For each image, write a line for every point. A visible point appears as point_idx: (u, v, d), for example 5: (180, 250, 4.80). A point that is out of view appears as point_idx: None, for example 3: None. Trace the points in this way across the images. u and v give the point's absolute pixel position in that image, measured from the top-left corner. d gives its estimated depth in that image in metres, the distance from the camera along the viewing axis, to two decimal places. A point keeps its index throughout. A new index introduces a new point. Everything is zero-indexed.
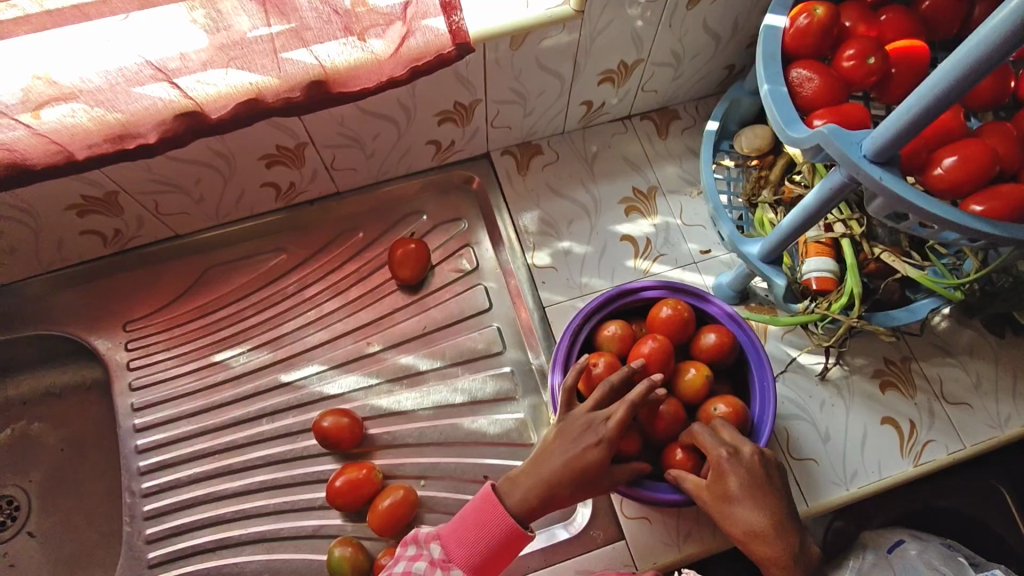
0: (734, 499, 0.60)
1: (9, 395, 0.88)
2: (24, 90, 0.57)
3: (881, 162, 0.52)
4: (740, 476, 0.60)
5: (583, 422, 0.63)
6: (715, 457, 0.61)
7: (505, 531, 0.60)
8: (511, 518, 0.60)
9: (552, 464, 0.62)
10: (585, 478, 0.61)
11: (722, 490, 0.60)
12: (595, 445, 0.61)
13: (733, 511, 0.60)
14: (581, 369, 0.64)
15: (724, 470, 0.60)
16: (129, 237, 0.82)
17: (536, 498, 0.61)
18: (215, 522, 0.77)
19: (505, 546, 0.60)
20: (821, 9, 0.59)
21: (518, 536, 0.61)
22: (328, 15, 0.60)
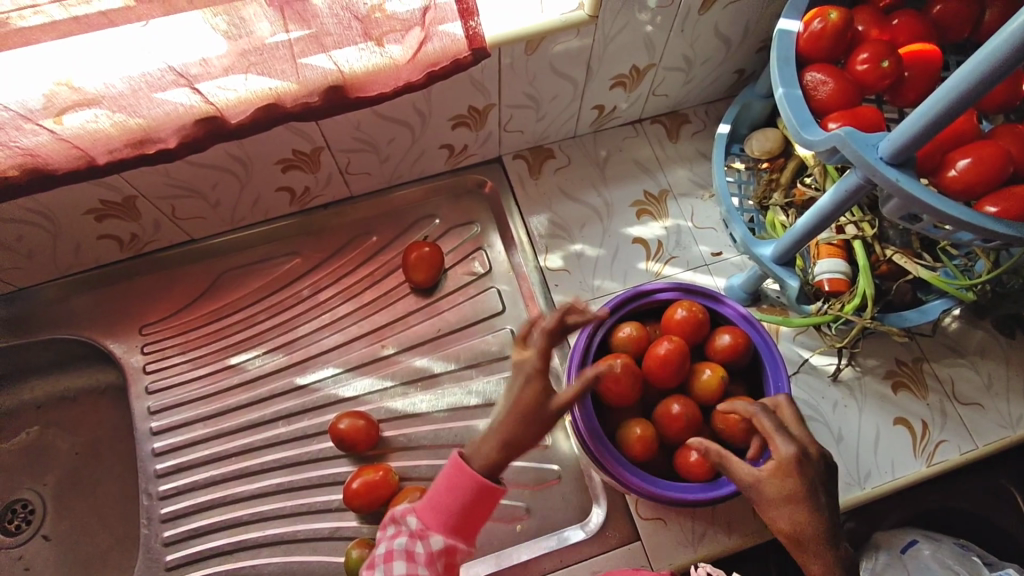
0: (792, 500, 0.53)
1: (24, 398, 0.88)
2: (47, 96, 0.57)
3: (897, 163, 0.53)
4: (807, 479, 0.53)
5: (534, 369, 0.53)
6: (784, 451, 0.54)
7: (477, 489, 0.51)
8: (479, 473, 0.51)
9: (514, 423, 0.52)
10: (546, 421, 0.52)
11: (782, 489, 0.53)
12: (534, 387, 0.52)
13: (785, 514, 0.53)
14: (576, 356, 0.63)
15: (790, 465, 0.54)
16: (146, 241, 0.82)
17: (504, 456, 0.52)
18: (232, 524, 0.78)
19: (482, 502, 0.52)
20: (835, 14, 0.59)
21: (492, 488, 0.52)
22: (348, 21, 0.61)
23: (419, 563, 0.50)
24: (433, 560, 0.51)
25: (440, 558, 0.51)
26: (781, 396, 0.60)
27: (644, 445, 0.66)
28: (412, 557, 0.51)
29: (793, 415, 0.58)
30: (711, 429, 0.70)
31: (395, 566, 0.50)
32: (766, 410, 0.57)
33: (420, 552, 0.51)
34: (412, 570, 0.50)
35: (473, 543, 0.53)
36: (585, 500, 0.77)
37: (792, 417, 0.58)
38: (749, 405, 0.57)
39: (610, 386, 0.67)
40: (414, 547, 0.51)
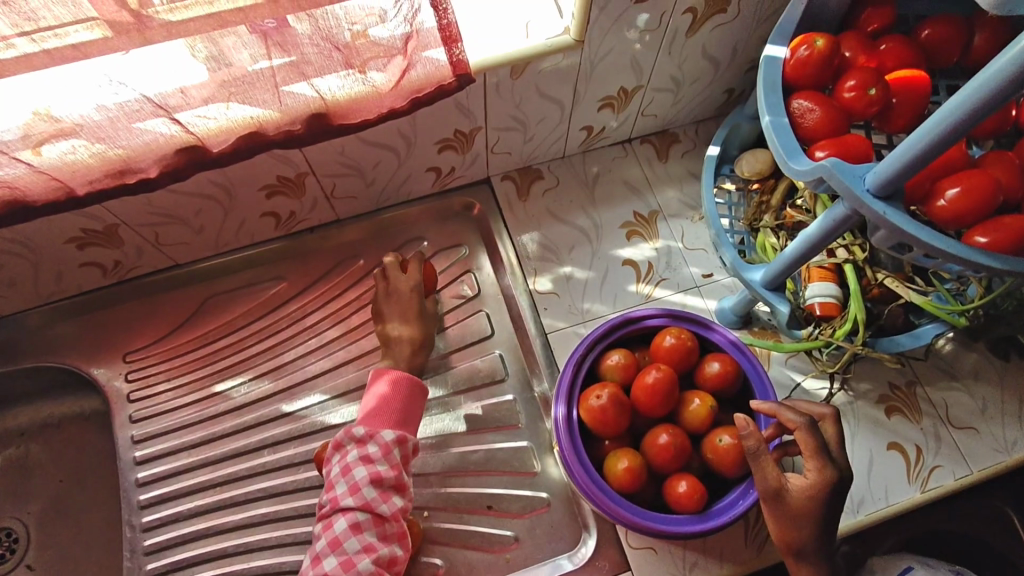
0: (803, 519, 0.58)
1: (8, 426, 0.87)
2: (24, 127, 0.56)
3: (885, 196, 0.52)
4: (825, 505, 0.58)
5: (410, 288, 0.81)
6: (820, 477, 0.57)
7: (408, 385, 0.71)
8: (406, 375, 0.72)
9: (410, 331, 0.79)
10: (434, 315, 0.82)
11: (798, 509, 0.58)
12: (413, 298, 0.80)
13: (791, 531, 0.59)
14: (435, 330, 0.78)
15: (813, 491, 0.58)
16: (129, 267, 0.82)
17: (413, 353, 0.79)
18: (217, 556, 0.76)
19: (414, 397, 0.71)
20: (821, 41, 0.58)
21: (420, 386, 0.72)
22: (329, 50, 0.60)
23: (378, 459, 0.65)
24: (389, 450, 0.66)
25: (393, 446, 0.66)
26: (828, 410, 0.61)
27: (632, 476, 0.65)
28: (370, 456, 0.65)
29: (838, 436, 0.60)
30: (700, 458, 0.68)
31: (358, 468, 0.64)
32: (813, 428, 0.59)
33: (375, 449, 0.66)
34: (374, 466, 0.65)
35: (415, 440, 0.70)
36: (575, 528, 0.75)
37: (834, 437, 0.60)
38: (800, 419, 0.59)
39: (596, 414, 0.66)
40: (369, 449, 0.66)
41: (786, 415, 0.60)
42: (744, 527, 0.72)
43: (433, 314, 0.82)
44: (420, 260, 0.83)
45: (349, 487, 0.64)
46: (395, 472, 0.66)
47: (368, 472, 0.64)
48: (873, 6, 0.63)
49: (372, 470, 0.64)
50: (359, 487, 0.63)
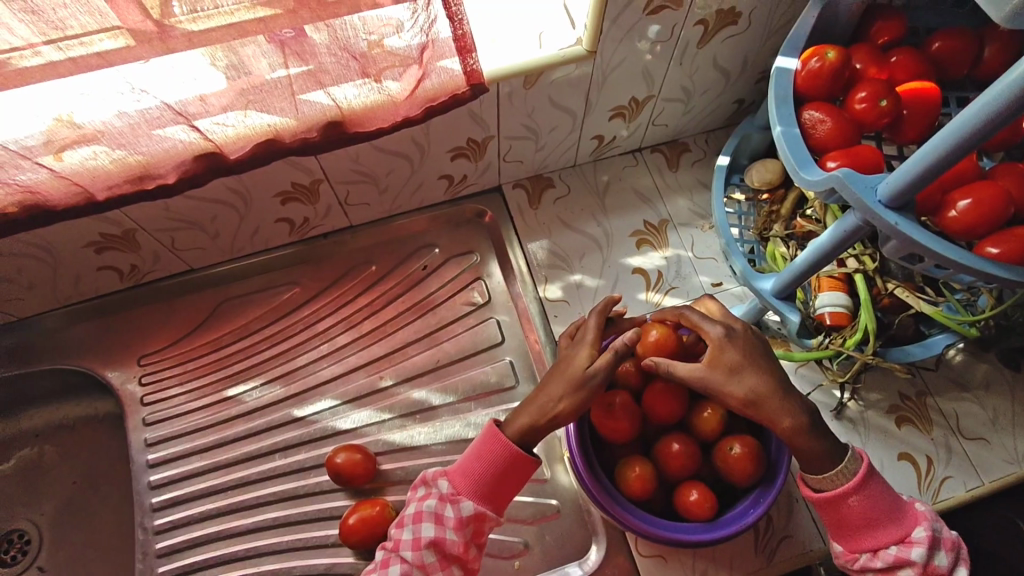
0: (738, 368, 0.60)
1: (22, 427, 0.88)
2: (47, 133, 0.57)
3: (897, 207, 0.52)
4: (740, 347, 0.61)
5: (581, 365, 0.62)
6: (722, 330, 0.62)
7: (509, 458, 0.60)
8: (510, 443, 0.60)
9: (547, 393, 0.62)
10: (588, 387, 0.61)
11: (724, 364, 0.60)
12: (584, 350, 0.63)
13: (739, 383, 0.60)
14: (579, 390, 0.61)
15: (725, 338, 0.61)
16: (145, 272, 0.83)
17: (542, 424, 0.61)
18: (229, 559, 0.76)
19: (513, 472, 0.60)
20: (832, 53, 0.59)
21: (525, 459, 0.60)
22: (346, 60, 0.61)
23: (448, 525, 0.58)
24: (462, 524, 0.58)
25: (469, 522, 0.59)
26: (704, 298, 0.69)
27: (644, 484, 0.65)
28: (442, 519, 0.58)
29: (775, 389, 0.59)
30: (711, 466, 0.68)
31: (425, 525, 0.58)
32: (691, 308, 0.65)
33: (450, 516, 0.58)
34: (442, 531, 0.58)
35: (498, 514, 0.61)
36: (584, 536, 0.75)
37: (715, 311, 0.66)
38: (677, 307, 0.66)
39: (607, 420, 0.66)
40: (444, 510, 0.59)
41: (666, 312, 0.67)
42: (754, 537, 0.72)
43: (574, 375, 0.62)
44: (601, 312, 0.67)
45: (411, 541, 0.58)
46: (463, 547, 0.58)
47: (433, 535, 0.58)
48: (882, 19, 0.64)
49: (441, 536, 0.58)
50: (420, 546, 0.58)
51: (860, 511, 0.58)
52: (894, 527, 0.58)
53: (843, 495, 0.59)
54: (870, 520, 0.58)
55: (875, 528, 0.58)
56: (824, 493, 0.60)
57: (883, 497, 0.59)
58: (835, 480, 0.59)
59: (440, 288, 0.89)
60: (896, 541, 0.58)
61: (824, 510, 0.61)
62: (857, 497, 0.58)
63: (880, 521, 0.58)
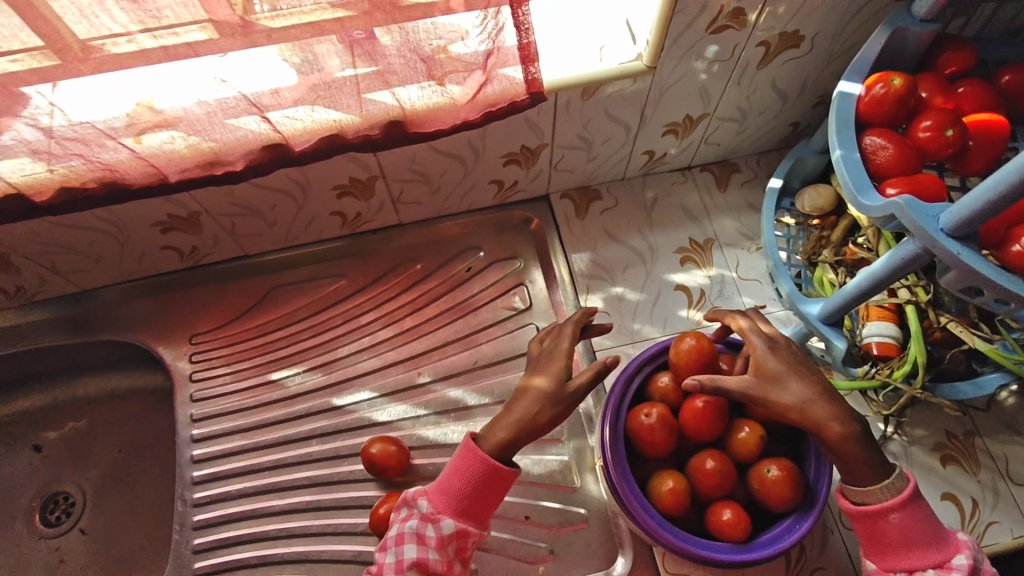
0: (782, 377, 0.61)
1: (78, 394, 0.93)
2: (130, 116, 0.60)
3: (959, 237, 0.51)
4: (784, 357, 0.62)
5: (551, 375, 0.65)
6: (770, 337, 0.64)
7: (487, 472, 0.60)
8: (488, 458, 0.61)
9: (525, 404, 0.64)
10: (567, 399, 0.64)
11: (768, 373, 0.62)
12: (559, 362, 0.67)
13: (783, 392, 0.60)
14: (550, 397, 0.64)
15: (769, 351, 0.63)
16: (204, 254, 0.86)
17: (519, 434, 0.62)
18: (261, 538, 0.78)
19: (492, 486, 0.61)
20: (898, 80, 0.58)
21: (502, 472, 0.61)
22: (415, 61, 0.63)
23: (430, 545, 0.58)
24: (444, 542, 0.58)
25: (451, 539, 0.59)
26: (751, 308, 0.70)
27: (676, 499, 0.64)
28: (423, 539, 0.58)
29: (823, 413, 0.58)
30: (746, 488, 0.67)
31: (408, 547, 0.58)
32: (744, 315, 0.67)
33: (431, 535, 0.59)
34: (424, 551, 0.58)
35: (480, 530, 0.61)
36: (611, 548, 0.74)
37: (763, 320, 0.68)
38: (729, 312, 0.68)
39: (644, 433, 0.66)
40: (426, 530, 0.59)
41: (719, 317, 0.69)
42: (786, 563, 0.71)
43: (549, 388, 0.65)
44: (577, 322, 0.71)
45: (394, 563, 0.58)
46: (446, 566, 0.58)
47: (416, 556, 0.58)
48: (952, 49, 0.63)
49: (423, 556, 0.58)
50: (403, 568, 0.57)
51: (899, 529, 0.57)
52: (934, 551, 0.56)
53: (884, 511, 0.58)
54: (910, 540, 0.57)
55: (914, 549, 0.57)
56: (865, 506, 0.59)
57: (926, 519, 0.57)
58: (878, 495, 0.58)
59: (482, 291, 0.90)
60: (934, 565, 0.56)
61: (861, 525, 0.59)
62: (899, 515, 0.57)
63: (920, 543, 0.57)
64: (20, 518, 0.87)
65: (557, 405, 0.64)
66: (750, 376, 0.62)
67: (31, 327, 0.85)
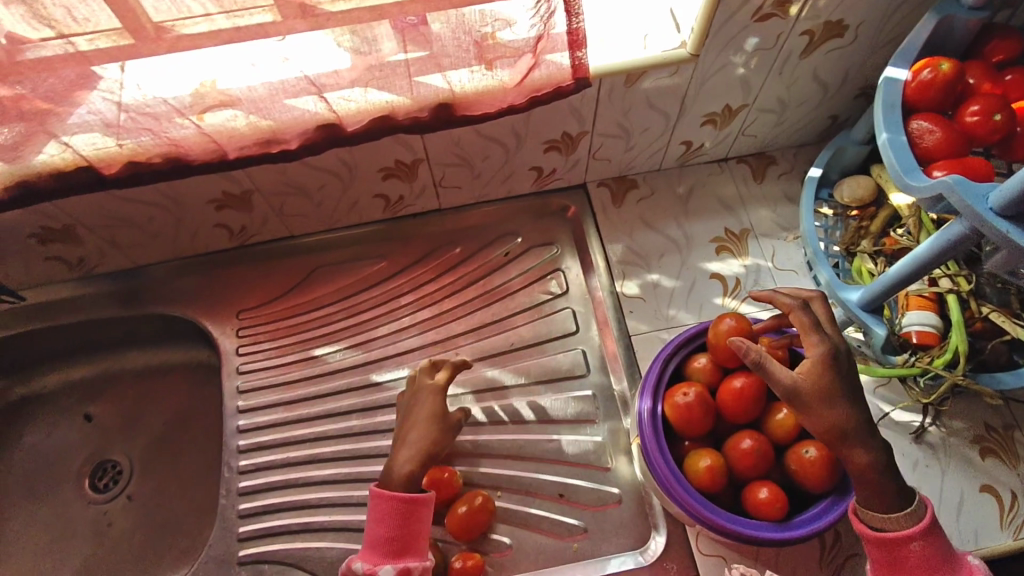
0: (832, 394, 0.58)
1: (126, 366, 0.97)
2: (193, 95, 0.64)
3: (1008, 217, 0.51)
4: (838, 373, 0.59)
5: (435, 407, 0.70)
6: (826, 345, 0.60)
7: (401, 505, 0.64)
8: (393, 492, 0.65)
9: (418, 434, 0.68)
10: (450, 422, 0.70)
11: (820, 385, 0.58)
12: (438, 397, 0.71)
13: (826, 411, 0.57)
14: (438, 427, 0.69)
15: (825, 358, 0.59)
16: (252, 233, 0.89)
17: (419, 464, 0.66)
18: (302, 506, 0.80)
19: (411, 515, 0.64)
20: (946, 65, 0.59)
21: (413, 500, 0.65)
22: (467, 44, 0.65)
23: None
24: None
25: None
26: (814, 294, 0.66)
27: (713, 476, 0.65)
28: None
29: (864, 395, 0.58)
30: (783, 470, 0.67)
31: None
32: (806, 308, 0.63)
33: None
34: None
35: (423, 560, 0.65)
36: (644, 527, 0.75)
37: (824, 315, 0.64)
38: (794, 300, 0.63)
39: (681, 412, 0.67)
40: None
41: (780, 300, 0.64)
42: (821, 549, 0.71)
43: (437, 418, 0.69)
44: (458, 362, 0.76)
45: None
46: None
47: None
48: (999, 37, 0.63)
49: None
50: None
51: (920, 557, 0.56)
52: None
53: (906, 538, 0.56)
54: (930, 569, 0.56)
55: None
56: (886, 533, 0.57)
57: (943, 548, 0.56)
58: (900, 521, 0.56)
59: (518, 276, 0.92)
60: None
61: (877, 550, 0.58)
62: (920, 543, 0.56)
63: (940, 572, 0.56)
64: (70, 483, 0.91)
65: (444, 436, 0.69)
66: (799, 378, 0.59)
67: (86, 300, 0.89)
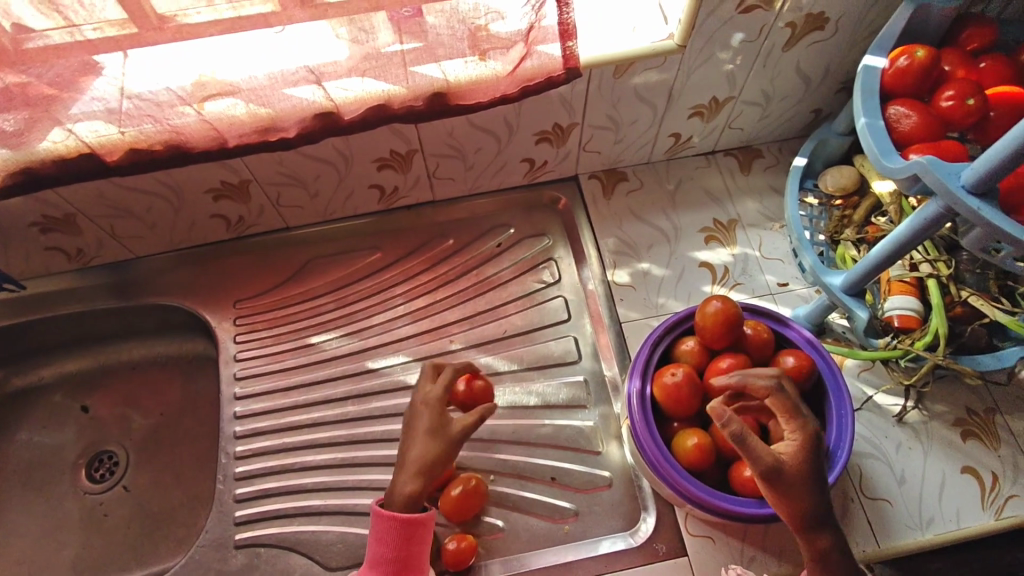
0: (813, 479, 0.55)
1: (123, 359, 0.98)
2: (194, 84, 0.65)
3: (979, 194, 0.53)
4: (819, 458, 0.56)
5: (431, 421, 0.65)
6: (803, 434, 0.57)
7: (401, 527, 0.63)
8: (393, 514, 0.63)
9: (417, 453, 0.63)
10: (450, 439, 0.64)
11: (803, 470, 0.55)
12: (433, 410, 0.65)
13: (808, 497, 0.55)
14: (436, 444, 0.64)
15: (809, 441, 0.56)
16: (249, 224, 0.91)
17: (419, 485, 0.63)
18: (297, 491, 0.81)
19: (412, 534, 0.63)
20: (922, 52, 0.61)
21: (414, 520, 0.63)
22: (461, 33, 0.67)
23: None
24: None
25: None
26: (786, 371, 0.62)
27: (701, 453, 0.66)
28: None
29: None
30: None
31: None
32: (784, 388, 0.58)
33: None
34: None
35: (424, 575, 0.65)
36: (633, 509, 0.77)
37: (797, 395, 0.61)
38: (773, 381, 0.58)
39: (669, 392, 0.68)
40: None
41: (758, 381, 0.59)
42: None
43: (439, 435, 0.64)
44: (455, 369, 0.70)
45: None
46: None
47: None
48: (974, 26, 0.66)
49: None
50: None
51: None
52: None
53: None
54: None
55: None
56: None
57: None
58: None
59: (510, 266, 0.94)
60: None
61: None
62: None
63: None
64: (66, 473, 0.92)
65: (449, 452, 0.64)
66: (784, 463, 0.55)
67: (84, 291, 0.90)
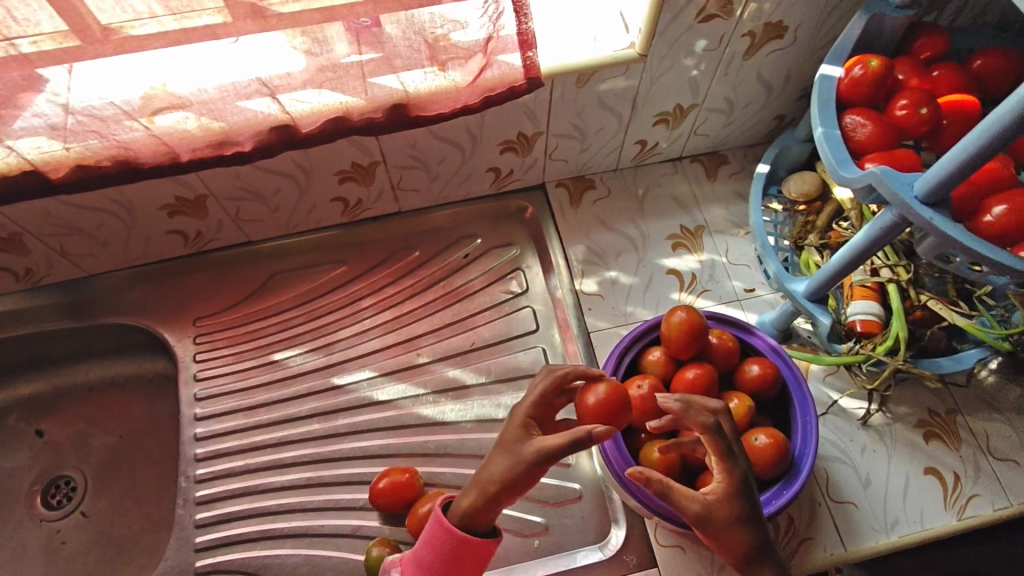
0: (741, 522, 0.53)
1: (79, 380, 0.94)
2: (143, 98, 0.63)
3: (932, 203, 0.54)
4: (748, 500, 0.53)
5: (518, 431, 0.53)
6: (731, 478, 0.53)
7: (455, 545, 0.53)
8: (451, 530, 0.53)
9: (495, 464, 0.52)
10: (532, 461, 0.51)
11: (729, 513, 0.53)
12: (514, 425, 0.54)
13: (735, 538, 0.53)
14: (516, 460, 0.51)
15: (739, 482, 0.53)
16: (208, 239, 0.88)
17: (484, 502, 0.52)
18: (261, 514, 0.79)
19: (464, 553, 0.53)
20: (876, 61, 0.62)
21: (470, 542, 0.53)
22: (418, 45, 0.66)
23: None
24: None
25: None
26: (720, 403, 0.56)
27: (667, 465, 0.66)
28: None
29: None
30: None
31: None
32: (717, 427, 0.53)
33: None
34: None
35: None
36: (603, 521, 0.76)
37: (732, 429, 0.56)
38: (709, 422, 0.53)
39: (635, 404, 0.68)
40: None
41: (692, 416, 0.53)
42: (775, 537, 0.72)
43: (522, 451, 0.52)
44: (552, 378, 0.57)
45: None
46: None
47: None
48: (926, 35, 0.67)
49: None
50: None
51: None
52: None
53: None
54: None
55: None
56: None
57: None
58: None
59: (478, 277, 0.93)
60: None
61: None
62: None
63: None
64: (20, 501, 0.88)
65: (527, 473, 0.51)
66: (708, 507, 0.53)
67: (35, 311, 0.87)
